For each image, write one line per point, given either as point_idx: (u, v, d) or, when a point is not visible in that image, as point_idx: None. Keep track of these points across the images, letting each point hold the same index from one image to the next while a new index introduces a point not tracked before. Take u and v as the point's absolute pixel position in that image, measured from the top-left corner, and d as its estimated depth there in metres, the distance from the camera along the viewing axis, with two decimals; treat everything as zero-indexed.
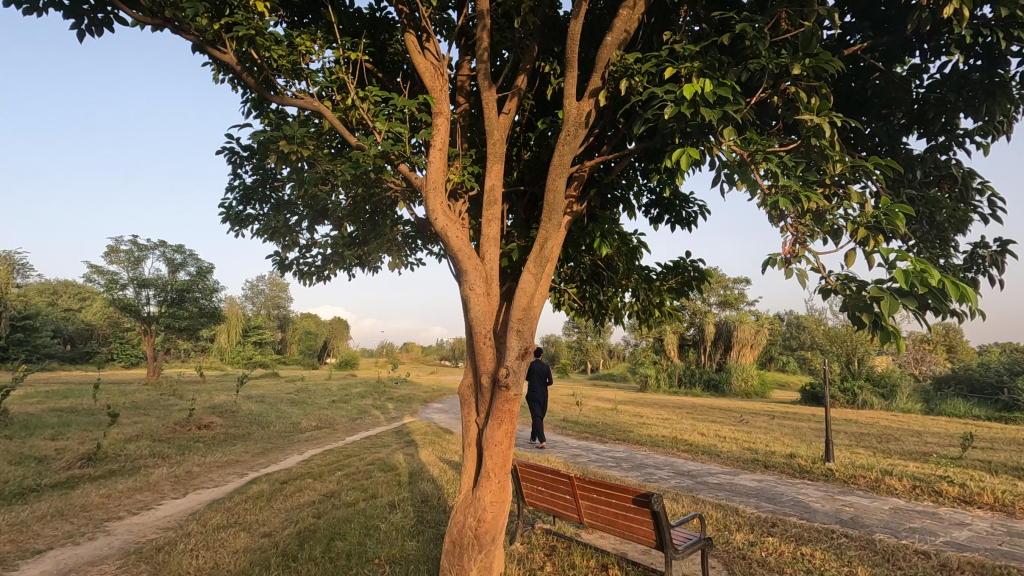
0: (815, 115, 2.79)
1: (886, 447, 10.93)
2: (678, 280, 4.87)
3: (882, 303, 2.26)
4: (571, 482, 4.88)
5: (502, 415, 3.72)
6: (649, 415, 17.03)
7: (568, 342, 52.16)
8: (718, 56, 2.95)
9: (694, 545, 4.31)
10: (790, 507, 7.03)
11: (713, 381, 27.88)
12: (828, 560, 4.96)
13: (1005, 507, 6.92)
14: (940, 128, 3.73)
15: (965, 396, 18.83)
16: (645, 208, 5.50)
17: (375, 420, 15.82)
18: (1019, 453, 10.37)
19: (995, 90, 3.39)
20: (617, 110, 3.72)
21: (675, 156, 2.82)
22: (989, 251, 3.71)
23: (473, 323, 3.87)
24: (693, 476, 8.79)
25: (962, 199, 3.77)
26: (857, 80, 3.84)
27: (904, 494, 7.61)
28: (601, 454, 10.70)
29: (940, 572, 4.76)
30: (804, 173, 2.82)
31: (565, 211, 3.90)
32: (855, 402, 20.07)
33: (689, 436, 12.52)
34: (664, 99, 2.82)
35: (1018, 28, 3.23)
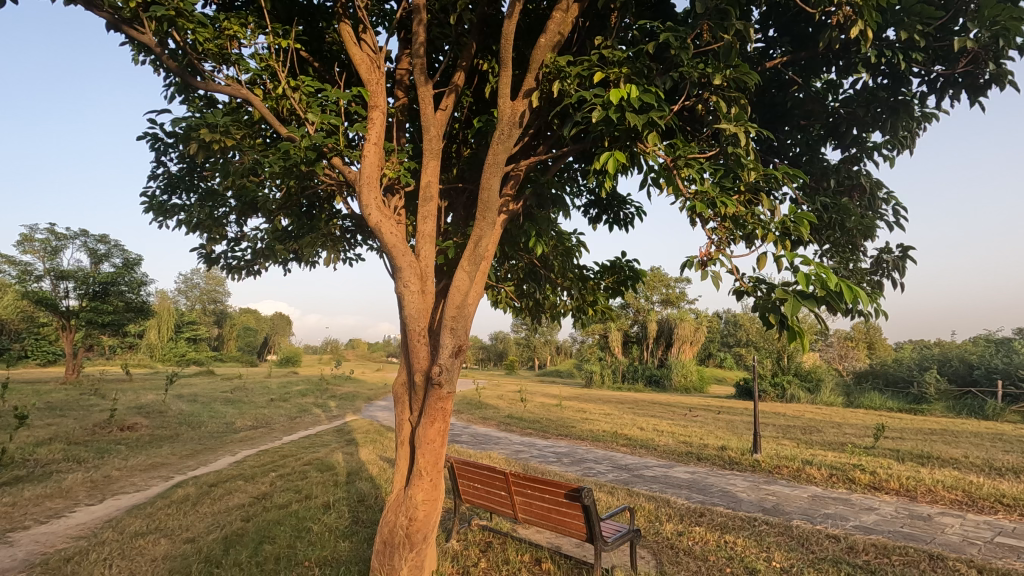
0: (734, 125, 2.92)
1: (808, 439, 11.62)
2: (614, 280, 4.99)
3: (787, 304, 2.41)
4: (506, 478, 4.93)
5: (435, 413, 3.70)
6: (591, 411, 17.34)
7: (517, 339, 52.49)
8: (647, 63, 3.04)
9: (623, 536, 4.45)
10: (718, 497, 7.36)
11: (654, 376, 28.74)
12: (749, 546, 5.23)
13: (909, 492, 7.51)
14: (852, 141, 3.99)
15: (881, 390, 20.25)
16: (584, 208, 5.61)
17: (316, 419, 15.41)
18: (924, 442, 11.26)
19: (898, 107, 3.65)
20: (552, 111, 3.77)
21: (602, 159, 2.89)
22: (892, 256, 4.03)
23: (406, 321, 3.84)
24: (630, 470, 9.07)
25: (870, 208, 4.08)
26: (779, 90, 4.04)
27: (822, 481, 8.14)
28: (542, 450, 10.85)
29: (848, 554, 5.11)
30: (720, 180, 2.97)
31: (500, 210, 3.92)
32: (784, 396, 21.29)
33: (629, 431, 12.88)
34: (592, 102, 2.88)
35: (917, 51, 3.48)
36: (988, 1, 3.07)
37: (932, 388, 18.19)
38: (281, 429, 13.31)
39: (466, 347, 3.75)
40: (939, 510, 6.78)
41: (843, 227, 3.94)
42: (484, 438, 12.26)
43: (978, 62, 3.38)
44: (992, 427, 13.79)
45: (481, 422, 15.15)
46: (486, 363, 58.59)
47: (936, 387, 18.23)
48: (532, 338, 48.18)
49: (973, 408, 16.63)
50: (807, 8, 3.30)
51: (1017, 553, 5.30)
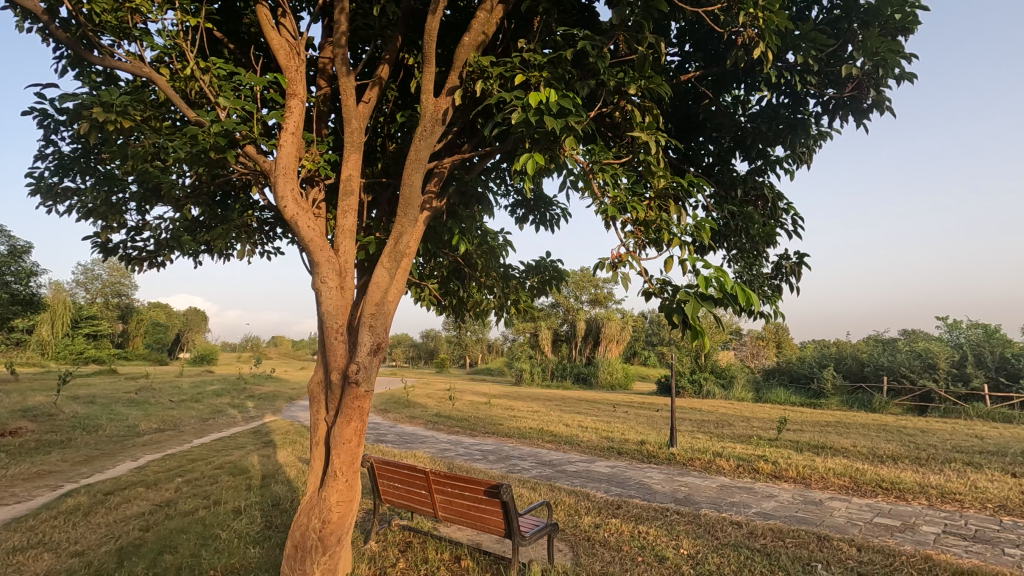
0: (644, 133, 3.08)
1: (720, 432, 12.35)
2: (539, 279, 5.10)
3: (688, 304, 2.55)
4: (426, 477, 4.90)
5: (351, 412, 3.62)
6: (519, 408, 17.54)
7: (448, 337, 52.11)
8: (566, 69, 3.12)
9: (541, 531, 4.55)
10: (635, 489, 7.68)
11: (582, 374, 29.47)
12: (660, 535, 5.49)
13: (804, 479, 8.18)
14: (757, 154, 4.29)
15: (786, 385, 21.86)
16: (511, 207, 5.67)
17: (231, 420, 14.61)
18: (820, 433, 12.28)
19: (797, 125, 3.96)
20: (476, 109, 3.78)
21: (522, 160, 2.93)
22: (789, 262, 4.37)
23: (323, 317, 3.74)
24: (554, 465, 9.27)
25: (771, 217, 4.42)
26: (692, 103, 4.26)
27: (730, 472, 8.69)
28: (469, 448, 10.86)
29: (748, 538, 5.50)
30: (633, 186, 3.11)
31: (423, 207, 3.88)
32: (700, 392, 22.54)
33: (555, 427, 13.13)
34: (511, 104, 2.92)
35: (813, 74, 3.79)
36: (871, 34, 3.40)
37: (829, 384, 19.90)
38: (192, 431, 12.51)
39: (386, 345, 3.69)
40: (829, 495, 7.43)
41: (748, 234, 4.25)
42: (410, 437, 12.09)
43: (861, 89, 3.73)
44: (878, 418, 15.25)
45: (407, 421, 14.92)
46: (416, 362, 57.79)
47: (832, 383, 19.96)
48: (463, 336, 47.97)
49: (863, 402, 18.50)
50: (717, 28, 3.51)
51: (891, 531, 5.90)
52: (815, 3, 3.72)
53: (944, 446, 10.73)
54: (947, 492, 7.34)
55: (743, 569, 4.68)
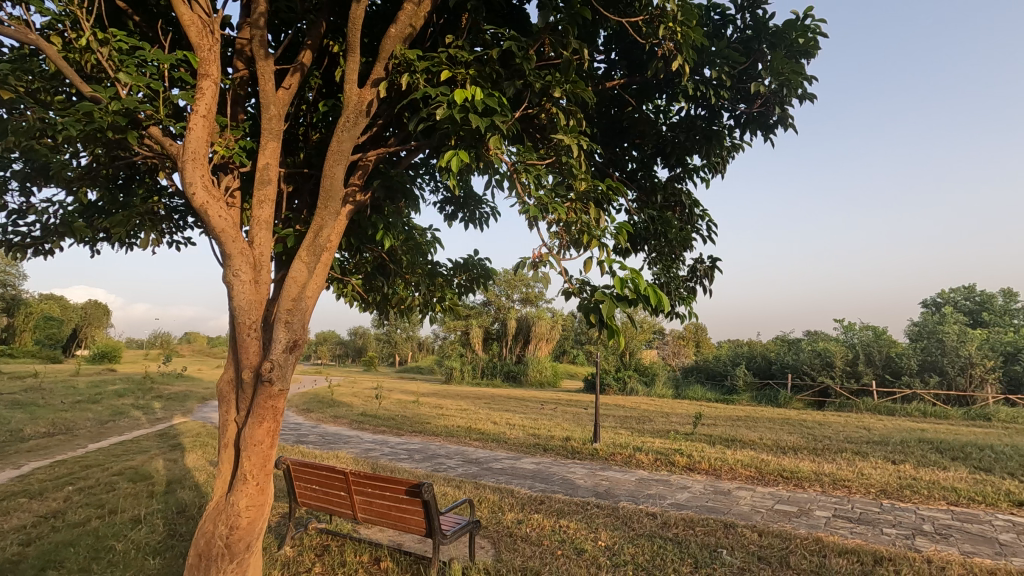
0: (567, 136, 3.16)
1: (640, 428, 12.84)
2: (467, 277, 5.10)
3: (604, 304, 2.63)
4: (345, 478, 4.77)
5: (264, 413, 3.45)
6: (448, 406, 17.46)
7: (377, 334, 50.87)
8: (493, 68, 3.14)
9: (462, 528, 4.54)
10: (558, 485, 7.85)
11: (512, 372, 29.75)
12: (580, 529, 5.64)
13: (715, 471, 8.68)
14: (677, 161, 4.50)
15: (702, 382, 23.11)
16: (440, 204, 5.63)
17: (134, 422, 13.53)
18: (730, 427, 13.08)
19: (712, 136, 4.21)
20: (402, 102, 3.71)
21: (447, 157, 2.91)
22: (704, 265, 4.63)
23: (235, 313, 3.54)
24: (480, 463, 9.28)
25: (687, 222, 4.65)
26: (616, 109, 4.40)
27: (648, 465, 9.08)
28: (394, 447, 10.66)
29: (661, 528, 5.76)
30: (556, 188, 3.17)
31: (346, 200, 3.76)
32: (624, 389, 23.37)
33: (482, 425, 13.16)
34: (436, 100, 2.89)
35: (728, 88, 4.01)
36: (778, 56, 3.66)
37: (741, 381, 21.25)
38: (87, 435, 11.47)
39: (303, 342, 3.56)
40: (737, 485, 7.93)
41: (666, 238, 4.46)
42: (333, 438, 11.70)
43: (768, 105, 3.99)
44: (782, 413, 16.44)
45: (331, 421, 14.43)
46: (343, 359, 56.07)
47: (743, 380, 21.32)
48: (393, 334, 47.03)
49: (770, 398, 19.89)
50: (640, 39, 3.65)
51: (788, 517, 6.39)
52: (730, 22, 3.94)
53: (837, 437, 11.75)
54: (837, 479, 8.04)
55: (656, 557, 4.90)
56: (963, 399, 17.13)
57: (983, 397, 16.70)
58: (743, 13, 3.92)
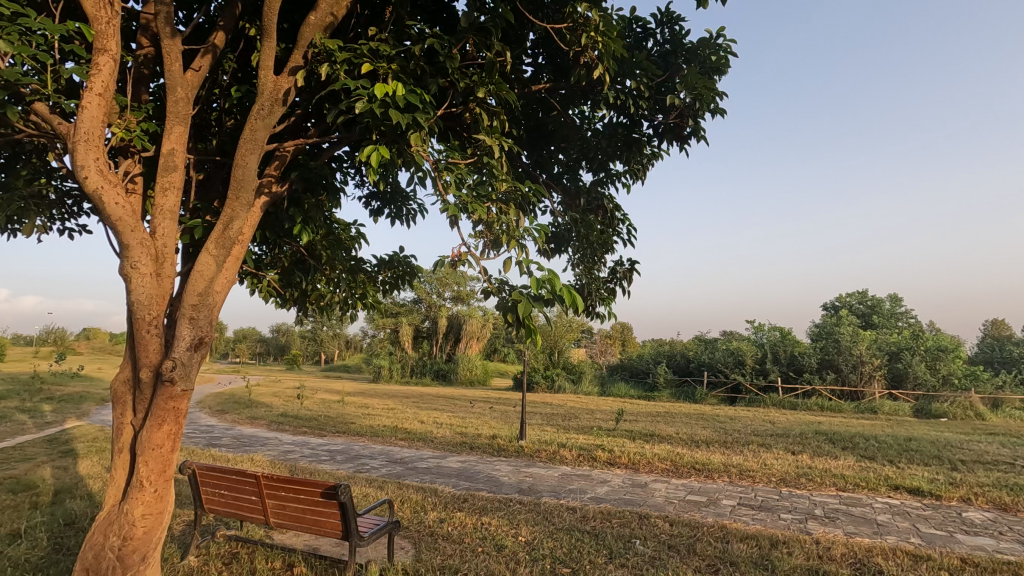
0: (489, 137, 3.20)
1: (566, 424, 13.14)
2: (391, 274, 5.00)
3: (521, 304, 2.68)
4: (257, 482, 4.55)
5: (163, 415, 3.23)
6: (374, 405, 17.07)
7: (301, 332, 48.74)
8: (416, 64, 3.11)
9: (381, 529, 4.46)
10: (483, 482, 7.90)
11: (441, 370, 29.52)
12: (502, 525, 5.70)
13: (634, 464, 9.05)
14: (600, 167, 4.65)
15: (627, 380, 24.00)
16: (365, 198, 5.49)
17: (18, 427, 12.23)
18: (650, 422, 13.66)
19: (632, 144, 4.39)
20: (321, 92, 3.59)
21: (367, 152, 2.86)
22: (623, 268, 4.82)
23: (133, 308, 3.29)
24: (405, 463, 9.17)
25: (609, 225, 4.82)
26: (542, 112, 4.47)
27: (571, 461, 9.32)
28: (315, 449, 10.28)
29: (580, 521, 5.94)
30: (478, 188, 3.19)
31: (260, 191, 3.59)
32: (552, 387, 23.81)
33: (409, 424, 12.97)
34: (356, 93, 2.84)
35: (647, 99, 4.19)
36: (691, 72, 3.88)
37: (662, 378, 22.26)
38: None
39: (210, 339, 3.36)
40: (653, 478, 8.29)
41: (588, 240, 4.61)
42: (248, 440, 11.11)
43: (683, 117, 4.21)
44: (698, 408, 17.37)
45: (247, 423, 13.70)
46: (263, 357, 53.37)
47: (664, 377, 22.34)
48: (318, 331, 45.30)
49: (688, 394, 21.02)
50: (564, 45, 3.73)
51: (698, 506, 6.77)
52: (650, 36, 4.12)
53: (745, 430, 12.57)
54: (743, 469, 8.61)
55: (574, 550, 5.05)
56: (854, 394, 18.77)
57: (871, 392, 18.42)
58: (663, 28, 4.11)
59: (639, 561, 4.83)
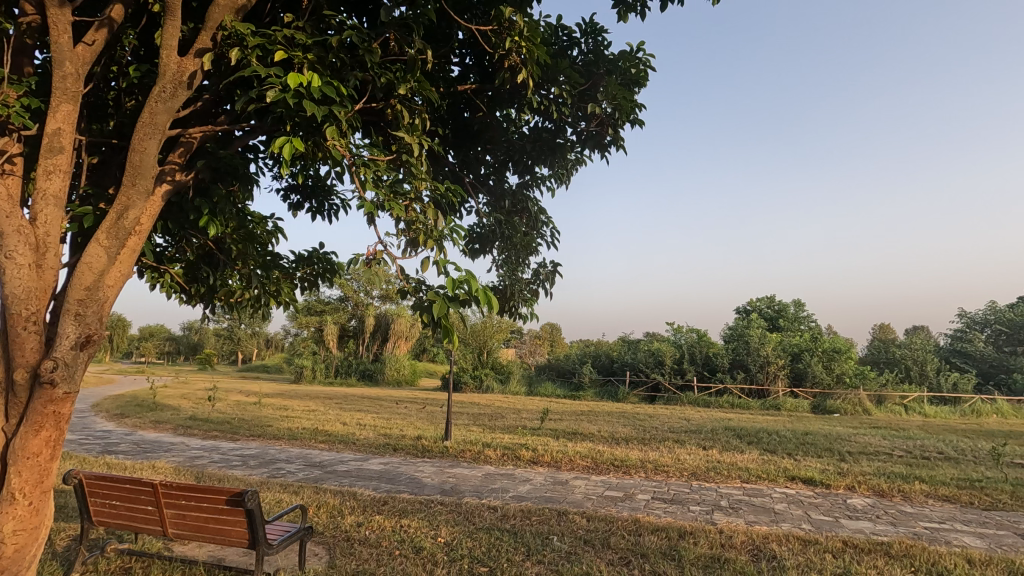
0: (409, 134, 3.17)
1: (492, 424, 13.20)
2: (309, 271, 4.81)
3: (436, 305, 2.68)
4: (154, 491, 4.24)
5: (41, 420, 2.94)
6: (294, 407, 16.38)
7: (216, 330, 45.88)
8: (333, 56, 3.02)
9: (292, 536, 4.29)
10: (404, 484, 7.79)
11: (368, 371, 28.74)
12: (421, 527, 5.64)
13: (556, 462, 9.24)
14: (526, 171, 4.72)
15: (553, 380, 24.44)
16: (285, 190, 5.25)
17: None
18: (574, 421, 13.99)
19: (556, 149, 4.49)
20: (232, 78, 3.41)
21: (279, 144, 2.74)
22: (546, 271, 4.91)
23: (7, 302, 2.96)
24: (323, 466, 8.86)
25: (533, 227, 4.88)
26: (469, 112, 4.45)
27: (495, 461, 9.38)
28: (226, 454, 9.72)
29: (500, 520, 5.99)
30: (396, 186, 3.16)
31: (162, 179, 3.35)
32: (480, 387, 23.82)
33: (330, 426, 12.55)
34: (269, 81, 2.71)
35: (572, 107, 4.30)
36: (611, 83, 4.03)
37: (587, 378, 22.90)
38: None
39: (98, 336, 3.10)
40: (573, 475, 8.50)
41: (512, 243, 4.69)
42: (150, 446, 10.31)
43: (604, 126, 4.35)
44: (620, 407, 18.02)
45: (150, 428, 12.71)
46: (173, 357, 49.78)
47: (589, 377, 22.98)
48: (235, 330, 42.88)
49: (611, 393, 21.77)
50: (488, 48, 3.74)
51: (615, 501, 7.02)
52: (575, 45, 4.22)
53: (662, 427, 13.16)
54: (658, 465, 9.01)
55: (492, 549, 5.09)
56: (761, 392, 20.12)
57: (776, 390, 19.83)
58: (587, 38, 4.23)
59: (555, 557, 4.93)
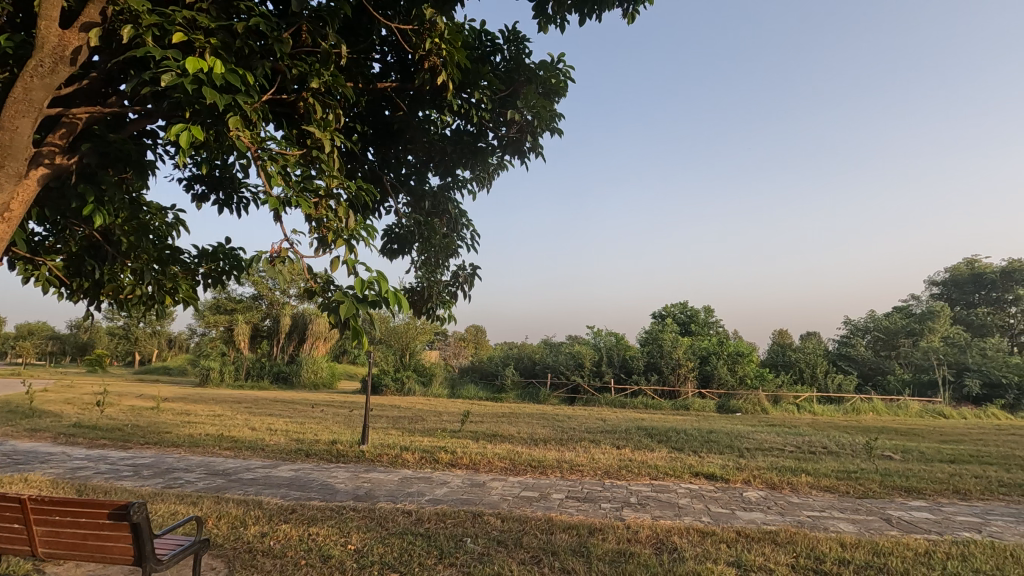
0: (319, 130, 3.08)
1: (411, 427, 13.02)
2: (212, 268, 4.52)
3: (343, 306, 2.62)
4: (23, 507, 3.81)
5: None
6: (197, 412, 15.30)
7: (109, 329, 41.99)
8: (239, 43, 2.87)
9: (185, 550, 4.00)
10: (316, 490, 7.50)
11: (282, 373, 27.23)
12: (330, 535, 5.45)
13: (475, 464, 9.25)
14: (448, 173, 4.72)
15: (476, 381, 24.44)
16: (189, 180, 4.91)
17: None
18: (494, 423, 14.09)
19: (477, 153, 4.52)
20: (125, 57, 3.16)
21: (175, 131, 2.57)
22: (464, 273, 4.93)
23: None
24: (227, 474, 8.35)
25: (452, 229, 4.88)
26: (389, 110, 4.38)
27: (413, 464, 9.26)
28: (116, 464, 8.92)
29: (414, 524, 5.91)
30: (305, 181, 3.05)
31: (38, 162, 3.03)
32: (401, 389, 23.37)
33: (236, 432, 11.84)
34: (164, 64, 2.53)
35: (493, 112, 4.35)
36: (529, 92, 4.11)
37: (509, 380, 23.12)
38: None
39: None
40: (491, 477, 8.56)
41: (431, 244, 4.68)
42: (24, 458, 9.26)
43: (523, 132, 4.44)
44: (540, 408, 18.35)
45: (24, 436, 11.41)
46: (56, 358, 45.00)
47: (511, 379, 23.23)
48: (132, 330, 39.48)
49: (532, 395, 22.14)
50: (408, 47, 3.70)
51: (530, 501, 7.15)
52: (498, 51, 4.28)
53: (579, 428, 13.56)
54: (573, 465, 9.27)
55: (404, 554, 5.01)
56: (672, 393, 21.19)
57: (685, 391, 20.97)
58: (509, 45, 4.29)
59: (468, 559, 4.94)
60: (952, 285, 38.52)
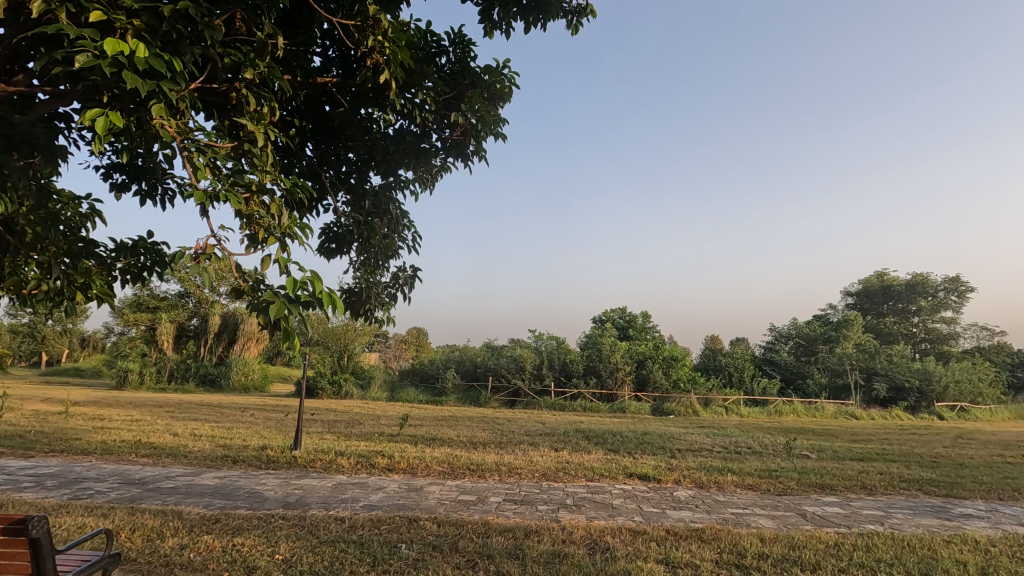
0: (252, 122, 2.96)
1: (347, 432, 12.68)
2: (131, 263, 4.22)
3: (273, 306, 2.52)
4: None
5: None
6: (111, 417, 14.23)
7: (11, 326, 38.39)
8: (167, 27, 2.72)
9: (92, 566, 3.70)
10: (243, 499, 7.15)
11: (210, 376, 25.84)
12: (256, 545, 5.21)
13: (412, 469, 9.11)
14: (390, 173, 4.65)
15: (416, 384, 24.10)
16: (106, 169, 4.58)
17: None
18: (433, 426, 13.94)
19: (420, 154, 4.47)
20: (35, 32, 2.91)
21: (90, 116, 2.40)
22: (405, 274, 4.86)
23: None
24: (144, 483, 7.81)
25: (394, 230, 4.80)
26: (329, 106, 4.27)
27: (348, 469, 9.01)
28: (14, 475, 8.14)
29: (347, 531, 5.75)
30: (237, 175, 2.92)
31: None
32: (339, 393, 22.70)
33: (156, 438, 11.11)
34: (80, 44, 2.35)
35: (437, 113, 4.32)
36: (473, 95, 4.12)
37: (450, 383, 22.96)
38: None
39: None
40: (429, 481, 8.46)
41: (370, 244, 4.59)
42: None
43: (467, 135, 4.44)
44: (480, 412, 18.31)
45: None
46: None
47: (452, 382, 23.06)
48: (38, 328, 36.25)
49: (473, 399, 22.09)
50: (350, 42, 3.63)
51: (467, 505, 7.12)
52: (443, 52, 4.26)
53: (519, 431, 13.65)
54: (512, 467, 9.31)
55: (335, 562, 4.87)
56: (609, 396, 21.71)
57: (622, 394, 21.54)
58: (455, 47, 4.29)
59: (402, 565, 4.85)
60: (864, 296, 41.65)
